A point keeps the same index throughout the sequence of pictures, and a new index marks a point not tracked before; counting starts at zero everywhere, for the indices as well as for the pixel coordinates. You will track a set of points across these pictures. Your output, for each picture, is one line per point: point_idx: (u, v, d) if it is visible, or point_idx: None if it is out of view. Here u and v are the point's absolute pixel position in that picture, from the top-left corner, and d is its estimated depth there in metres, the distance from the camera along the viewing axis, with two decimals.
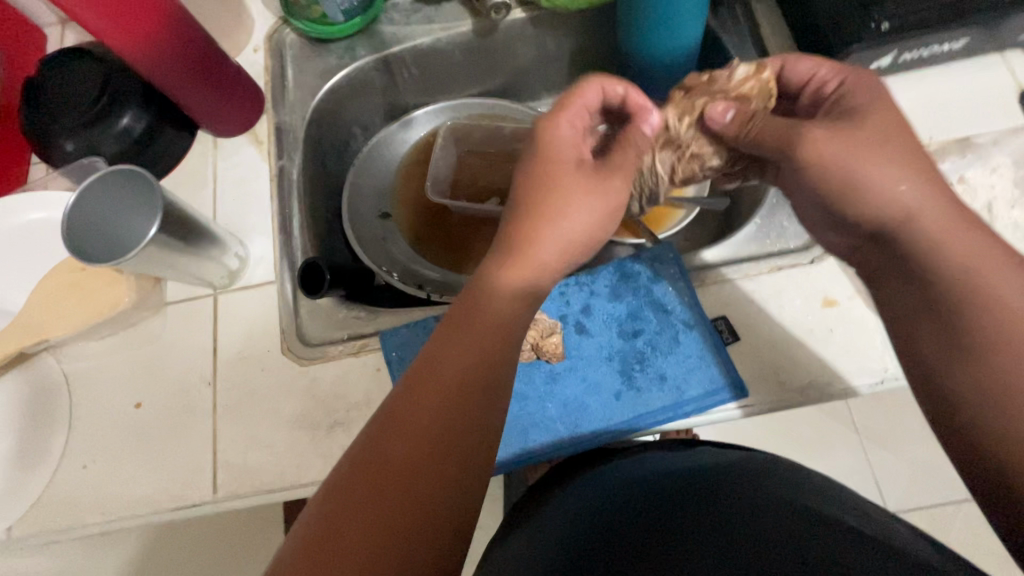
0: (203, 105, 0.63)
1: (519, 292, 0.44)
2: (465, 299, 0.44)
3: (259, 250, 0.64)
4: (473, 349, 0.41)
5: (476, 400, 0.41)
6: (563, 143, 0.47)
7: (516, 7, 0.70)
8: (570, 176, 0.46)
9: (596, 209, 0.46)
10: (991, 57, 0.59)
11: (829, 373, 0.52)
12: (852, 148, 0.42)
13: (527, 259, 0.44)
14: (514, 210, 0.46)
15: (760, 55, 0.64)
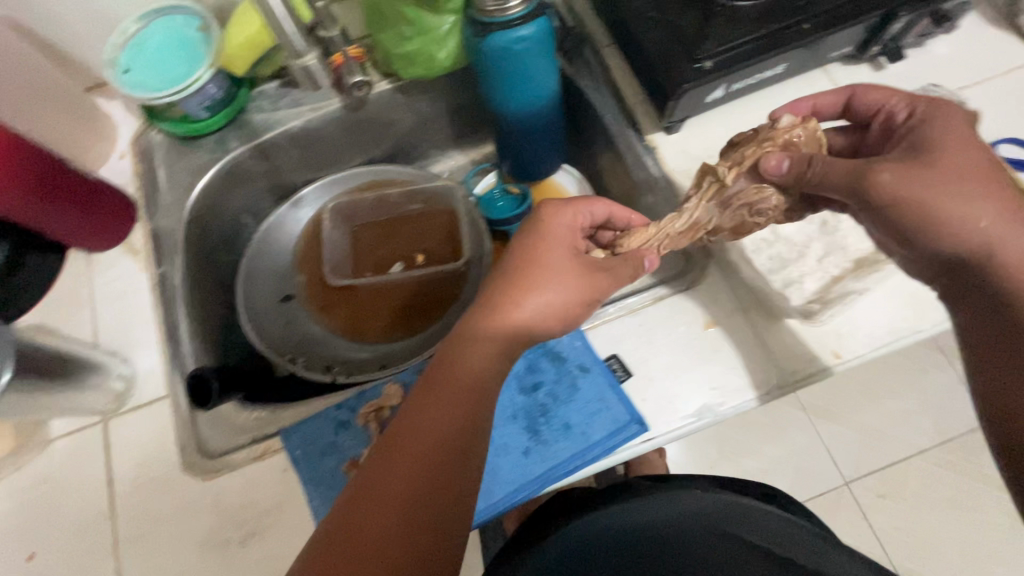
0: (63, 224, 0.62)
1: (493, 352, 0.44)
2: (443, 357, 0.44)
3: (147, 365, 0.61)
4: (453, 409, 0.42)
5: (455, 455, 0.40)
6: (552, 228, 0.50)
7: (380, 80, 0.71)
8: (553, 257, 0.48)
9: (562, 284, 0.47)
10: (814, 73, 0.65)
11: (719, 394, 0.55)
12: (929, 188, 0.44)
13: (504, 328, 0.45)
14: (496, 282, 0.47)
15: (616, 96, 0.68)
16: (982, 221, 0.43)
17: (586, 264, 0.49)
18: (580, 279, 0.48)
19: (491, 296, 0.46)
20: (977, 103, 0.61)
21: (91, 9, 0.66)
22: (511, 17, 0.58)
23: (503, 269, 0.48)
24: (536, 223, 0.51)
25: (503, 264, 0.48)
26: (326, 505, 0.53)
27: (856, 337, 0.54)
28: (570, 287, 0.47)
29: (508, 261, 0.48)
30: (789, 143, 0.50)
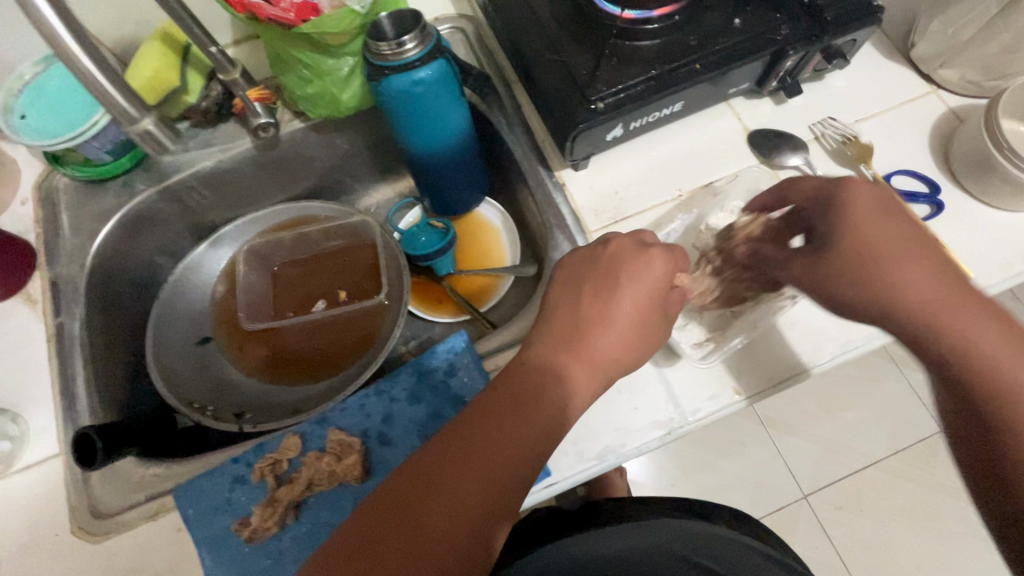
0: None
1: (571, 389, 0.45)
2: (530, 379, 0.45)
3: (39, 422, 0.59)
4: (530, 437, 0.42)
5: (507, 477, 0.41)
6: (614, 251, 0.50)
7: (291, 119, 0.71)
8: (629, 284, 0.48)
9: (627, 319, 0.47)
10: (719, 107, 0.66)
11: (621, 434, 0.54)
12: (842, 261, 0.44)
13: (589, 357, 0.46)
14: (564, 312, 0.49)
15: (527, 132, 0.68)
16: (893, 281, 0.42)
17: (661, 293, 0.49)
18: (648, 317, 0.48)
19: (584, 312, 0.48)
20: (871, 137, 0.63)
21: None
22: (408, 60, 0.57)
23: (569, 295, 0.49)
24: (595, 249, 0.51)
25: (567, 291, 0.50)
26: (218, 565, 0.51)
27: (752, 373, 0.55)
28: (641, 328, 0.48)
29: (571, 286, 0.50)
30: (748, 235, 0.55)
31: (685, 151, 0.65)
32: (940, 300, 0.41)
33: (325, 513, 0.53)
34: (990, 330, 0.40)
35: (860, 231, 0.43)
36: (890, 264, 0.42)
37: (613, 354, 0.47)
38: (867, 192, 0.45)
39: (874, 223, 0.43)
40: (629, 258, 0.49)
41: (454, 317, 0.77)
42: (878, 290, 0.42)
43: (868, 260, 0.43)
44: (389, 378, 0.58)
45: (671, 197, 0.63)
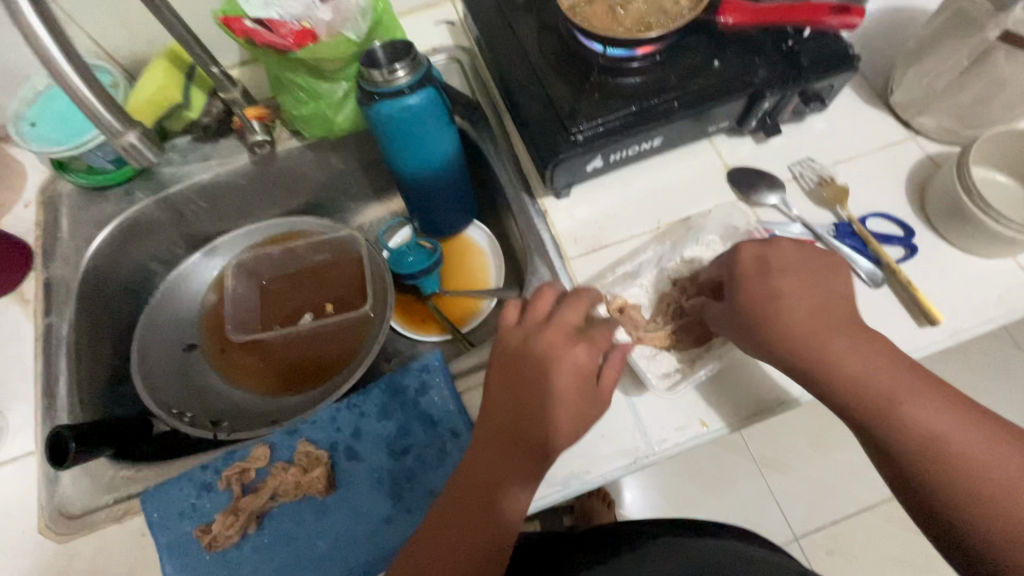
0: None
1: (556, 397, 0.48)
2: (516, 388, 0.50)
3: (18, 419, 0.60)
4: (520, 440, 0.48)
5: (509, 495, 0.46)
6: (545, 338, 0.51)
7: (288, 136, 0.73)
8: (563, 374, 0.49)
9: (562, 403, 0.48)
10: (701, 144, 0.68)
11: (585, 461, 0.54)
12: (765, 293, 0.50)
13: (559, 377, 0.49)
14: (501, 398, 0.50)
15: (512, 159, 0.70)
16: (782, 314, 0.49)
17: (592, 376, 0.49)
18: (585, 400, 0.49)
19: (519, 399, 0.49)
20: (848, 179, 0.64)
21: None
22: (399, 86, 0.60)
23: (508, 376, 0.50)
24: (535, 329, 0.52)
25: (504, 370, 0.51)
26: (178, 572, 0.52)
27: (721, 407, 0.56)
28: (580, 411, 0.48)
29: (509, 369, 0.51)
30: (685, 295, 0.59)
31: (665, 184, 0.66)
32: (813, 326, 0.48)
33: (288, 524, 0.53)
34: (855, 361, 0.47)
35: (746, 288, 0.51)
36: (772, 310, 0.49)
37: (554, 437, 0.47)
38: (750, 252, 0.52)
39: (755, 281, 0.51)
40: (573, 303, 0.53)
41: (436, 335, 0.79)
42: (765, 338, 0.49)
43: (765, 321, 0.49)
44: (362, 392, 0.59)
45: (649, 229, 0.64)
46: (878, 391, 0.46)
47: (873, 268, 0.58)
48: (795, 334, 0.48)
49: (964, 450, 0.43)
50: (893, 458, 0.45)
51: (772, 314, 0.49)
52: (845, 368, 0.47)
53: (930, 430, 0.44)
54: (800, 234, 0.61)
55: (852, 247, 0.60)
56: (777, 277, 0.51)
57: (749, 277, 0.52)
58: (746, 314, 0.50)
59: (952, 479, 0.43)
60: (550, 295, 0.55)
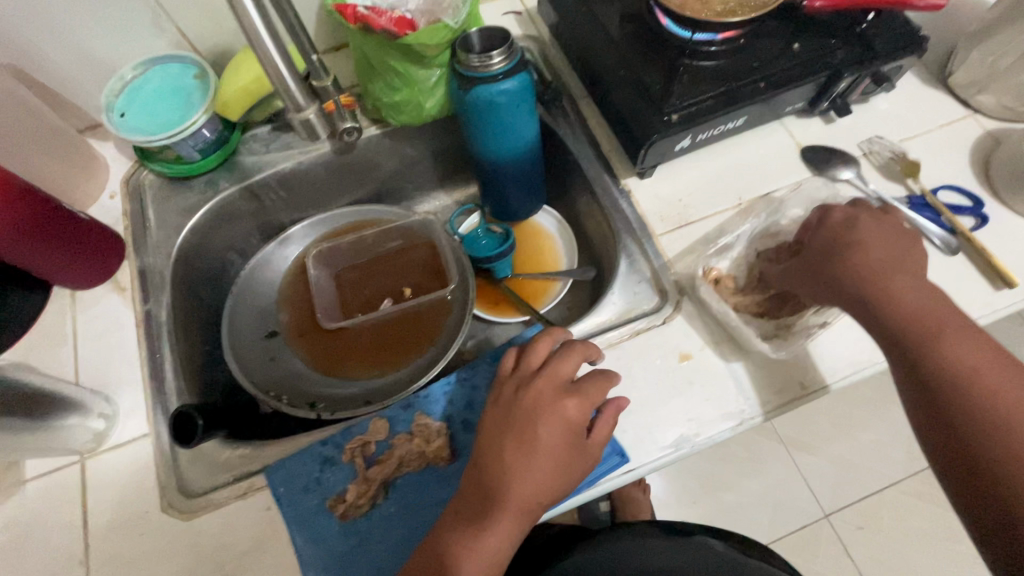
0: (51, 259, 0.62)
1: (534, 468, 0.49)
2: (493, 450, 0.50)
3: (128, 403, 0.61)
4: (484, 497, 0.49)
5: (466, 550, 0.47)
6: (534, 393, 0.51)
7: (369, 125, 0.76)
8: (546, 429, 0.50)
9: (547, 458, 0.49)
10: (771, 125, 0.72)
11: (694, 425, 0.57)
12: (845, 233, 0.54)
13: (537, 445, 0.49)
14: (488, 452, 0.50)
15: (591, 142, 0.73)
16: (856, 254, 0.52)
17: (577, 431, 0.51)
18: (567, 453, 0.50)
19: (509, 456, 0.49)
20: (917, 155, 0.68)
21: (88, 58, 0.69)
22: (495, 72, 0.61)
23: (497, 425, 0.51)
24: (521, 383, 0.53)
25: (495, 419, 0.52)
26: (309, 543, 0.53)
27: (818, 369, 0.58)
28: (565, 467, 0.50)
29: (497, 422, 0.52)
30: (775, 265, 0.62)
31: (740, 163, 0.69)
32: (884, 267, 0.52)
33: (412, 493, 0.55)
34: (918, 297, 0.50)
35: (828, 235, 0.55)
36: (845, 249, 0.53)
37: (535, 494, 0.49)
38: (842, 209, 0.56)
39: (838, 231, 0.55)
40: (563, 359, 0.53)
41: (516, 317, 0.79)
42: (842, 271, 0.52)
43: (849, 261, 0.52)
44: (469, 367, 0.61)
45: (732, 205, 0.67)
46: (927, 323, 0.48)
47: (946, 235, 0.61)
48: (863, 269, 0.52)
49: (1007, 398, 0.45)
50: (935, 395, 0.47)
51: (854, 252, 0.53)
52: (901, 301, 0.50)
53: (968, 366, 0.46)
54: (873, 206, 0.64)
55: (927, 217, 0.63)
56: (864, 229, 0.54)
57: (835, 224, 0.55)
58: (834, 258, 0.53)
59: (987, 420, 0.44)
60: (542, 348, 0.55)
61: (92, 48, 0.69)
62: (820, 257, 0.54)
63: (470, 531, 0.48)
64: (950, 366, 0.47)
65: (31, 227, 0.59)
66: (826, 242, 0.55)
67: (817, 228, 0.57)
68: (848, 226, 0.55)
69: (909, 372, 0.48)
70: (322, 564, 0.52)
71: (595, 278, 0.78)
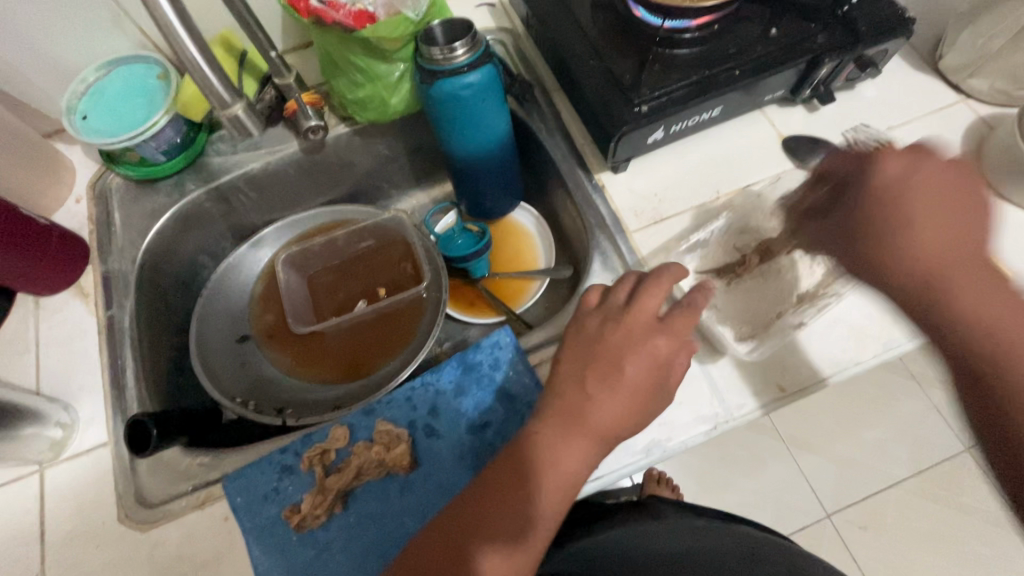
0: (35, 254, 0.62)
1: (610, 411, 0.46)
2: (565, 399, 0.47)
3: (89, 411, 0.60)
4: (522, 468, 0.46)
5: (487, 527, 0.45)
6: (621, 330, 0.48)
7: (338, 123, 0.74)
8: (634, 366, 0.47)
9: (618, 402, 0.46)
10: (753, 114, 0.69)
11: (665, 430, 0.54)
12: (919, 208, 0.43)
13: (613, 384, 0.46)
14: (564, 389, 0.48)
15: (565, 136, 0.70)
16: (921, 240, 0.43)
17: (665, 371, 0.47)
18: (643, 396, 0.47)
19: (585, 396, 0.47)
20: (905, 144, 0.65)
21: (49, 59, 0.68)
22: (457, 65, 0.59)
23: (578, 365, 0.49)
24: (618, 312, 0.49)
25: (574, 359, 0.49)
26: (265, 554, 0.52)
27: (798, 369, 0.56)
28: (640, 410, 0.47)
29: (580, 358, 0.49)
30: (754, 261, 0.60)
31: (719, 155, 0.67)
32: (949, 259, 0.43)
33: (372, 502, 0.53)
34: (987, 297, 0.42)
35: (871, 200, 0.45)
36: (908, 233, 0.43)
37: (613, 427, 0.46)
38: (897, 160, 0.45)
39: (893, 198, 0.44)
40: (655, 286, 0.49)
41: (492, 317, 0.77)
42: (885, 256, 0.44)
43: (903, 241, 0.43)
44: (434, 370, 0.59)
45: (709, 199, 0.64)
46: (1003, 344, 0.41)
47: None
48: (925, 264, 0.43)
49: None
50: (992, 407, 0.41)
51: (897, 229, 0.43)
52: (966, 301, 0.42)
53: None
54: None
55: None
56: (917, 191, 0.44)
57: (890, 192, 0.44)
58: (895, 239, 0.43)
59: None
60: (632, 279, 0.51)
61: (51, 49, 0.68)
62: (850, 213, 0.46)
63: (501, 497, 0.46)
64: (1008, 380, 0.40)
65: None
66: (889, 221, 0.44)
67: (863, 186, 0.46)
68: (928, 196, 0.44)
69: (969, 386, 0.42)
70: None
71: (573, 276, 0.75)
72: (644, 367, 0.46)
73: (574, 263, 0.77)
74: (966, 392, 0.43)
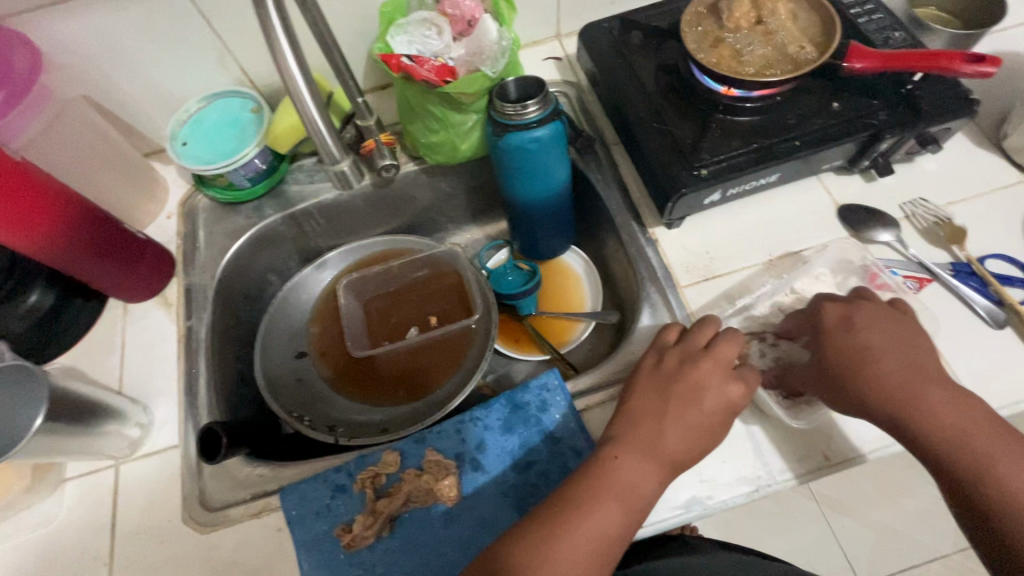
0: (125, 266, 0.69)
1: (679, 443, 0.50)
2: (641, 428, 0.51)
3: (163, 414, 0.65)
4: (604, 484, 0.49)
5: (575, 534, 0.46)
6: (700, 367, 0.53)
7: (407, 161, 0.79)
8: (711, 402, 0.51)
9: (691, 431, 0.51)
10: (808, 180, 0.70)
11: (707, 486, 0.55)
12: (866, 340, 0.52)
13: (681, 419, 0.51)
14: (638, 421, 0.52)
15: (622, 189, 0.73)
16: (872, 366, 0.51)
17: (735, 413, 0.52)
18: (714, 431, 0.51)
19: (660, 429, 0.51)
20: (963, 220, 0.65)
21: (160, 91, 0.76)
22: (529, 121, 0.63)
23: (654, 397, 0.53)
24: (695, 354, 0.54)
25: (648, 391, 0.54)
26: (314, 568, 0.55)
27: (844, 439, 0.56)
28: (705, 446, 0.51)
29: (654, 391, 0.53)
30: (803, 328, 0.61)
31: (772, 218, 0.68)
32: (908, 381, 0.50)
33: (416, 529, 0.55)
34: (954, 409, 0.48)
35: (835, 344, 0.53)
36: (864, 358, 0.51)
37: (682, 457, 0.50)
38: (835, 309, 0.55)
39: (843, 338, 0.53)
40: (726, 337, 0.54)
41: (537, 355, 0.80)
42: (860, 394, 0.50)
43: (863, 374, 0.51)
44: (484, 406, 0.61)
45: (762, 261, 0.66)
46: (979, 448, 0.47)
47: (993, 308, 0.59)
48: (888, 387, 0.50)
49: None
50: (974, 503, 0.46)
51: (862, 370, 0.51)
52: (941, 421, 0.48)
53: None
54: (912, 272, 0.62)
55: (971, 287, 0.60)
56: (863, 333, 0.53)
57: (835, 328, 0.54)
58: (866, 383, 0.50)
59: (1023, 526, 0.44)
60: (713, 325, 0.56)
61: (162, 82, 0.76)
62: (821, 362, 0.53)
63: (586, 505, 0.48)
64: (982, 481, 0.46)
65: (97, 239, 0.65)
66: (840, 356, 0.52)
67: (820, 335, 0.55)
68: (865, 325, 0.53)
69: (955, 490, 0.47)
70: None
71: (618, 321, 0.78)
72: (716, 406, 0.51)
73: (620, 309, 0.79)
74: (962, 506, 0.47)
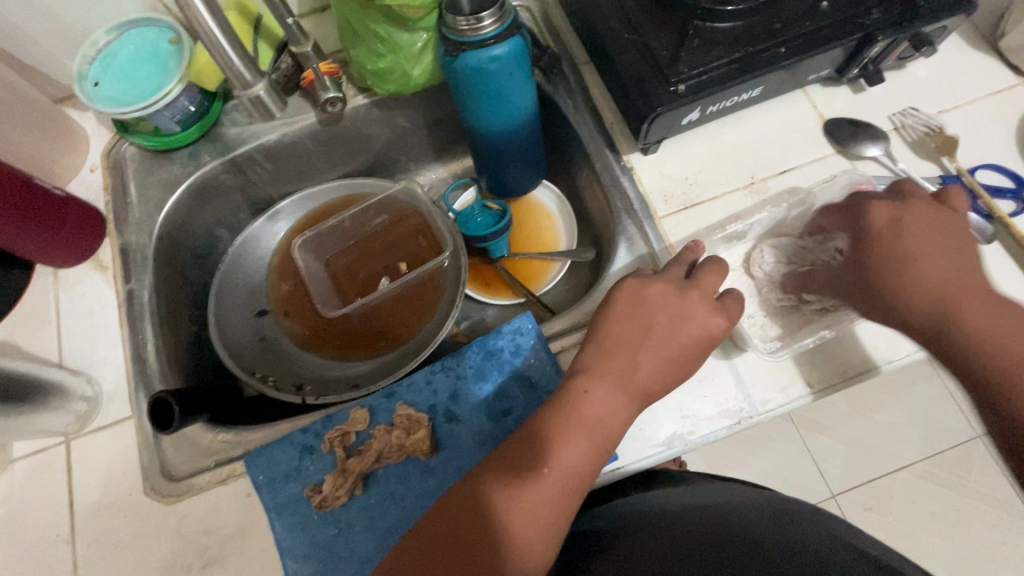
0: (52, 232, 0.61)
1: (655, 379, 0.48)
2: (618, 368, 0.48)
3: (113, 384, 0.61)
4: (558, 436, 0.45)
5: (525, 489, 0.44)
6: (679, 299, 0.49)
7: (356, 94, 0.72)
8: (688, 332, 0.48)
9: (667, 362, 0.48)
10: (792, 94, 0.65)
11: (688, 423, 0.53)
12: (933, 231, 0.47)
13: (659, 351, 0.48)
14: (616, 360, 0.49)
15: (593, 114, 0.68)
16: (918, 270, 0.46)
17: (712, 343, 0.49)
18: (690, 362, 0.49)
19: (638, 367, 0.48)
20: (953, 128, 0.61)
21: (62, 21, 0.66)
22: (485, 37, 0.55)
23: (633, 330, 0.50)
24: (678, 285, 0.50)
25: (627, 324, 0.50)
26: (288, 532, 0.52)
27: (827, 364, 0.54)
28: (679, 379, 0.49)
29: (633, 323, 0.50)
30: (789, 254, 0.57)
31: (756, 137, 0.64)
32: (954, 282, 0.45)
33: (393, 485, 0.53)
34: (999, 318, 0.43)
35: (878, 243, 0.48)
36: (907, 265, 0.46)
37: (656, 390, 0.48)
38: (883, 209, 0.49)
39: (887, 240, 0.48)
40: (711, 268, 0.51)
41: (512, 298, 0.76)
42: (904, 288, 0.46)
43: (906, 265, 0.46)
44: (456, 354, 0.58)
45: (743, 184, 0.61)
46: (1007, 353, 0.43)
47: (983, 221, 0.55)
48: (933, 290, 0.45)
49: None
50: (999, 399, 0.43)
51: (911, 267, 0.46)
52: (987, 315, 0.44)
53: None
54: None
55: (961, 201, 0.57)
56: (912, 235, 0.47)
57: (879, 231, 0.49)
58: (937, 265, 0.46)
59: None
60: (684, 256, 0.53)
61: (62, 11, 0.66)
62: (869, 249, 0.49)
63: (543, 449, 0.45)
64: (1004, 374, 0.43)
65: (17, 203, 0.58)
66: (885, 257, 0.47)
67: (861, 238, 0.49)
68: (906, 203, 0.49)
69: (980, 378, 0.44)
70: (303, 552, 0.52)
71: (595, 259, 0.74)
72: (700, 335, 0.48)
73: (596, 245, 0.75)
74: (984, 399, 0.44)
